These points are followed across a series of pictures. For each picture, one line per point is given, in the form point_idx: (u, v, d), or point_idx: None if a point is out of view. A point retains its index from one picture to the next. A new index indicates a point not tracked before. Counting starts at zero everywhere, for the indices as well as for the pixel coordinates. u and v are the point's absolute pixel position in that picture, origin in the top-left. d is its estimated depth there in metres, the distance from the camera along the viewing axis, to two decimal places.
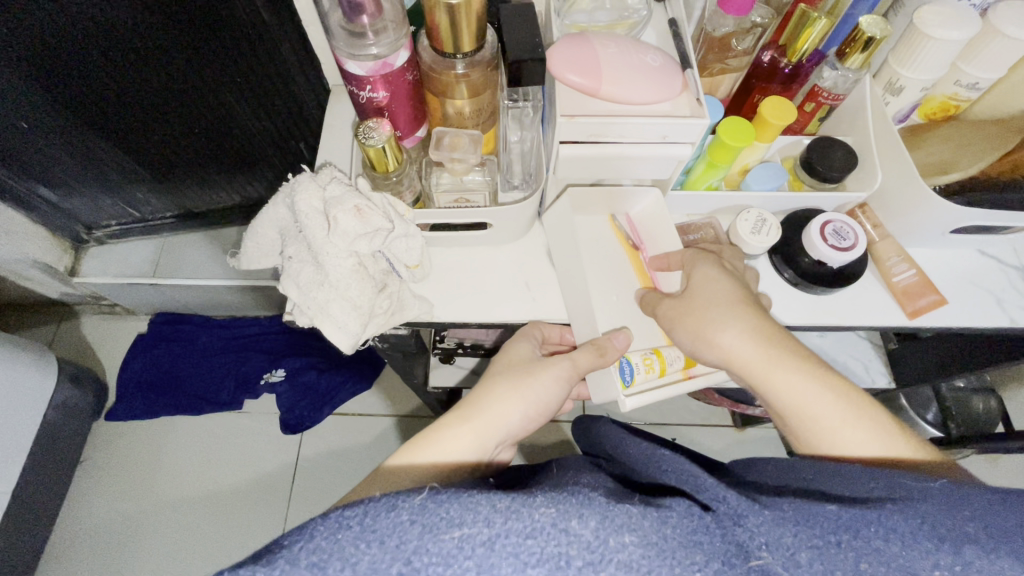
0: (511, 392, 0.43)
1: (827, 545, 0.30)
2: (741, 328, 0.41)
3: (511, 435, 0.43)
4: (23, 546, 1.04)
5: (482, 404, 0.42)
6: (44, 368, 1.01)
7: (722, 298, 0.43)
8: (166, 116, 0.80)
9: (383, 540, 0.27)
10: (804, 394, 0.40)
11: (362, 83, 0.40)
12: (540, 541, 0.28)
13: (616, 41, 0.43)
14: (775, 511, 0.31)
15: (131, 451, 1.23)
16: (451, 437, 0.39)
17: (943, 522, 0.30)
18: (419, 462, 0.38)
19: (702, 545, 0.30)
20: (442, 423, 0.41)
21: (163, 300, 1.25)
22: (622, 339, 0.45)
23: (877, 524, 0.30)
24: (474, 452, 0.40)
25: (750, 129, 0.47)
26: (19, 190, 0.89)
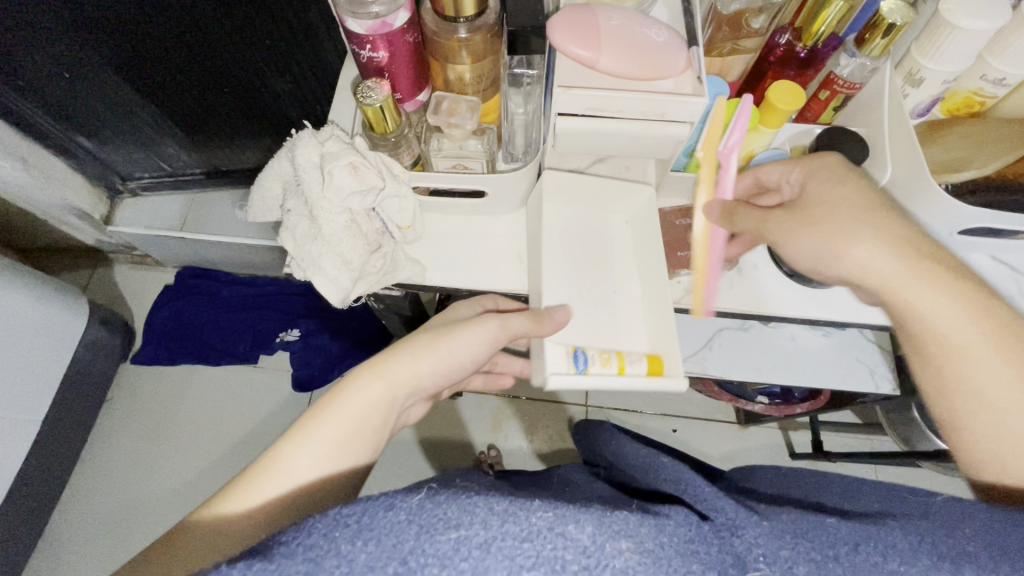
0: (426, 348, 0.45)
1: (824, 559, 0.29)
2: (871, 245, 0.40)
3: (423, 388, 0.46)
4: (51, 471, 1.12)
5: (395, 360, 0.44)
6: (76, 310, 1.07)
7: (858, 213, 0.41)
8: (196, 71, 0.82)
9: (379, 539, 0.27)
10: (942, 319, 0.39)
11: (363, 42, 0.41)
12: (536, 545, 0.27)
13: (622, 14, 0.43)
14: (772, 523, 0.31)
15: (154, 394, 1.30)
16: (363, 392, 0.42)
17: (941, 539, 0.29)
18: (334, 414, 0.41)
19: (698, 554, 0.29)
20: (354, 378, 0.43)
21: (190, 254, 1.30)
22: (563, 315, 0.47)
23: (876, 539, 0.30)
24: (391, 399, 0.43)
25: (754, 111, 0.46)
26: (59, 137, 0.95)
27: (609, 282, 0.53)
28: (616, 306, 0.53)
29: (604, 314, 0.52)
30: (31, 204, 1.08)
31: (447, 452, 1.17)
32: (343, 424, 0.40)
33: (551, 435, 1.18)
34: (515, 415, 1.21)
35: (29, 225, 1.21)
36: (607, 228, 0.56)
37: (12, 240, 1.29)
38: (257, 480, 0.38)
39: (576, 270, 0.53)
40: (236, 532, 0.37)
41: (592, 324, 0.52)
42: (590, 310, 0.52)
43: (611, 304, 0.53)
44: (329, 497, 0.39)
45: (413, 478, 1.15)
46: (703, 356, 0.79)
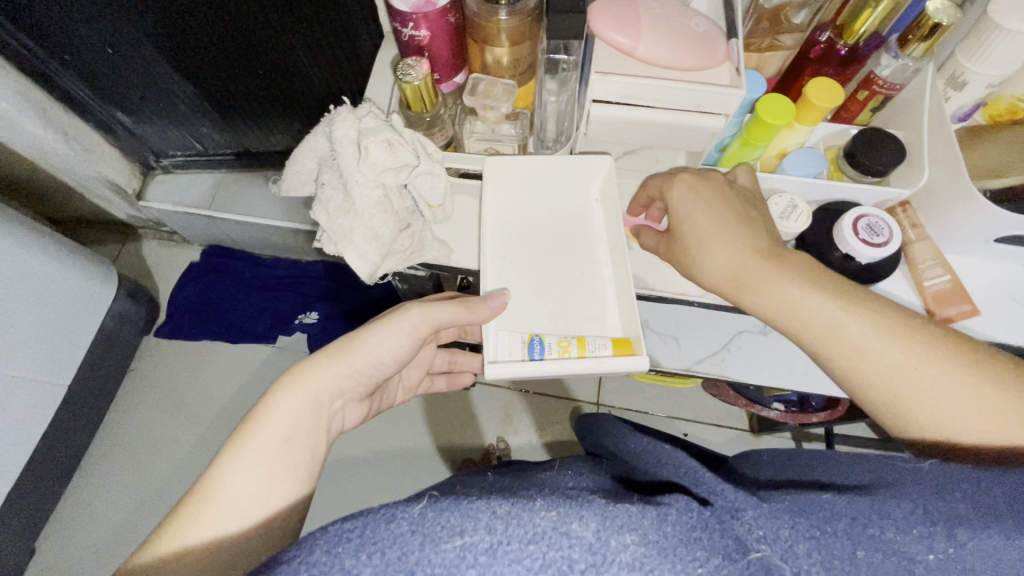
0: (342, 351, 0.47)
1: (823, 535, 0.29)
2: (721, 245, 0.44)
3: (350, 388, 0.47)
4: (73, 435, 1.16)
5: (303, 368, 0.45)
6: (106, 281, 1.11)
7: (700, 228, 0.45)
8: (234, 55, 0.84)
9: (384, 551, 0.27)
10: (799, 307, 0.41)
11: (405, 20, 0.42)
12: (541, 547, 0.27)
13: (662, 3, 0.43)
14: (772, 505, 0.30)
15: (173, 368, 1.33)
16: (283, 399, 0.43)
17: (935, 506, 0.29)
18: (260, 428, 0.41)
19: (702, 541, 0.29)
20: (273, 392, 0.43)
21: (216, 234, 1.33)
22: (499, 302, 0.47)
23: (876, 512, 0.29)
24: (316, 406, 0.44)
25: (791, 107, 0.46)
26: (99, 111, 0.98)
27: (575, 262, 0.51)
28: (586, 286, 0.51)
29: (574, 295, 0.51)
30: (70, 177, 1.12)
31: (456, 441, 1.18)
32: (271, 439, 0.41)
33: (560, 431, 1.19)
34: (525, 409, 1.21)
35: (66, 197, 1.25)
36: (575, 208, 0.53)
37: (50, 211, 1.34)
38: (194, 507, 0.38)
39: (539, 252, 0.52)
40: (194, 563, 0.36)
41: (556, 309, 0.50)
42: (555, 295, 0.51)
43: (583, 284, 0.51)
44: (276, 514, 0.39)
45: (421, 465, 1.16)
46: (721, 359, 0.79)
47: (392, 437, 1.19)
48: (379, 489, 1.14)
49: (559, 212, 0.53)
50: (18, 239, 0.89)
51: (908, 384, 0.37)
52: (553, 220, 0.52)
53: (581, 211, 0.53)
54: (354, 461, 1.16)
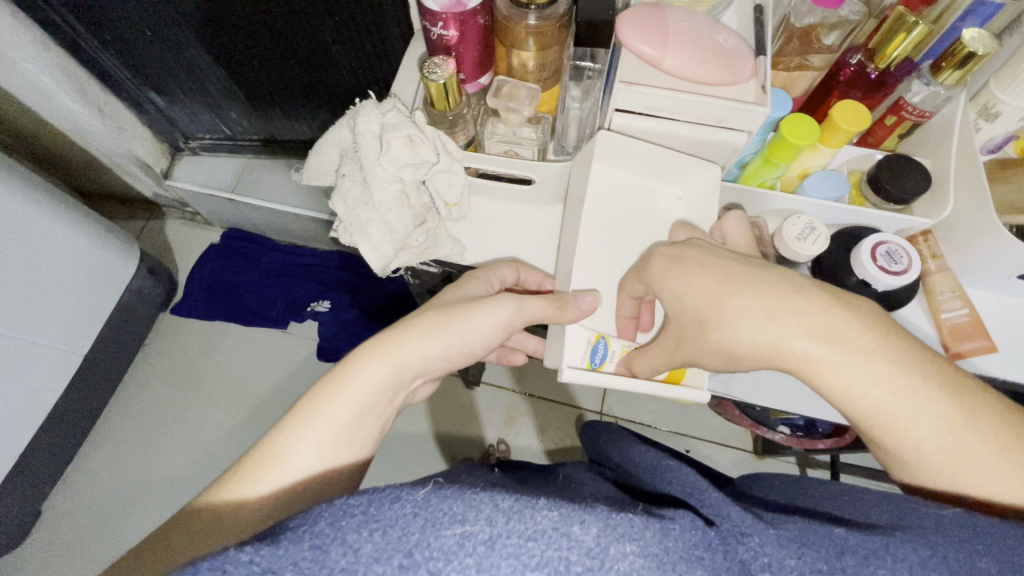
0: (440, 329, 0.44)
1: (831, 571, 0.27)
2: (743, 319, 0.38)
3: (431, 367, 0.45)
4: (86, 404, 1.18)
5: (398, 337, 0.43)
6: (127, 256, 1.13)
7: (681, 330, 0.42)
8: (266, 43, 0.85)
9: (385, 530, 0.25)
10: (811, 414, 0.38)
11: (435, 19, 0.42)
12: (540, 544, 0.26)
13: (691, 16, 0.43)
14: (780, 531, 0.29)
15: (187, 346, 1.36)
16: (365, 371, 0.41)
17: (955, 556, 0.28)
18: (342, 393, 0.40)
19: (703, 560, 0.28)
20: (359, 356, 0.42)
21: (238, 217, 1.35)
22: (591, 304, 0.47)
23: (887, 551, 0.28)
24: (397, 381, 0.43)
25: (816, 129, 0.46)
26: (133, 90, 1.01)
27: None
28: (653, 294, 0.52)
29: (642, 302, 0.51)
30: (101, 152, 1.15)
31: (457, 438, 1.19)
32: (350, 406, 0.39)
33: (562, 437, 1.18)
34: (529, 413, 1.21)
35: (96, 171, 1.28)
36: (658, 204, 0.53)
37: (80, 183, 1.37)
38: (256, 468, 0.36)
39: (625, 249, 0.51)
40: (239, 525, 0.35)
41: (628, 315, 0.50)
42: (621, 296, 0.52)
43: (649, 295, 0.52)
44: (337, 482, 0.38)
45: (421, 462, 1.17)
46: (730, 377, 0.77)
47: (394, 431, 1.19)
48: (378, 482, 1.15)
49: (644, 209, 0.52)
50: (47, 211, 0.91)
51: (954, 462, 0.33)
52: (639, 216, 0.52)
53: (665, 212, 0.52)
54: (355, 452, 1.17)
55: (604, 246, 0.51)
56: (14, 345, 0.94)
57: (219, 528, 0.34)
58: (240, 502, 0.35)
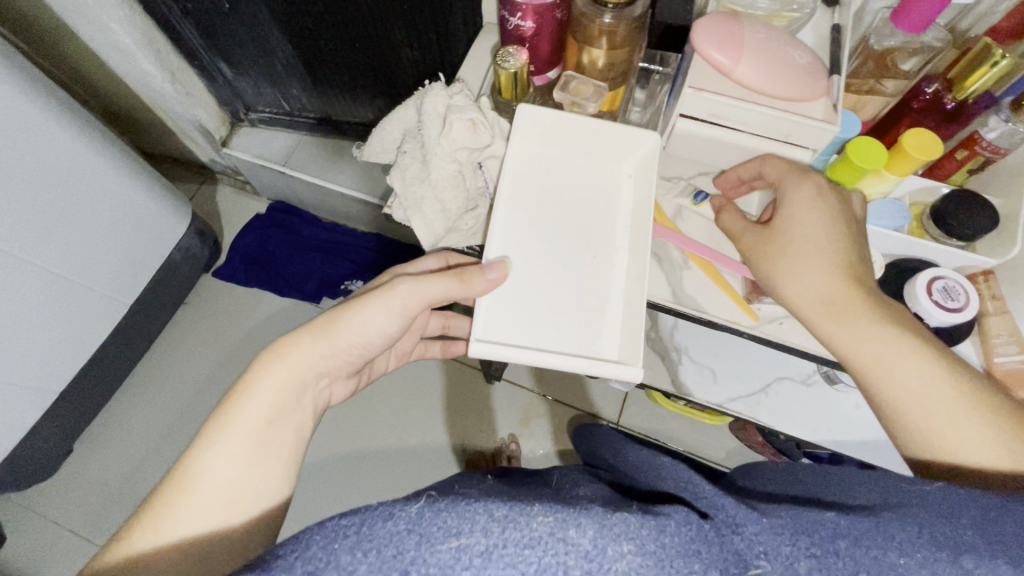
0: (327, 330, 0.47)
1: (825, 554, 0.28)
2: (808, 267, 0.42)
3: (331, 366, 0.48)
4: (125, 353, 1.24)
5: (288, 345, 0.46)
6: (179, 216, 1.18)
7: (806, 244, 0.43)
8: (335, 24, 0.88)
9: (379, 550, 0.27)
10: (879, 345, 0.39)
11: (516, 9, 0.44)
12: (536, 551, 0.27)
13: (767, 28, 0.43)
14: (773, 519, 0.30)
15: (223, 310, 1.41)
16: (263, 375, 0.44)
17: (942, 531, 0.27)
18: (245, 405, 0.42)
19: (700, 554, 0.29)
20: (260, 365, 0.45)
21: (286, 190, 1.40)
22: (498, 273, 0.44)
23: (879, 531, 0.28)
24: (300, 388, 0.45)
25: (883, 154, 0.45)
26: (205, 58, 1.06)
27: (587, 245, 0.49)
28: (599, 270, 0.49)
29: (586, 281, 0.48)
30: (168, 115, 1.20)
31: (471, 431, 1.20)
32: (255, 420, 0.41)
33: None
34: (546, 415, 1.21)
35: (162, 132, 1.35)
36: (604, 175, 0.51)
37: (144, 142, 1.44)
38: (173, 497, 0.38)
39: (559, 220, 0.49)
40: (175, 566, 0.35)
41: (561, 291, 0.48)
42: (563, 277, 0.48)
43: (591, 273, 0.49)
44: (263, 498, 0.40)
45: (433, 450, 1.18)
46: (755, 401, 0.78)
47: (410, 416, 1.21)
48: (388, 464, 1.17)
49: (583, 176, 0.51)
50: (113, 165, 0.97)
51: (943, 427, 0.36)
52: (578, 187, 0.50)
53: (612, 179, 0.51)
54: (371, 431, 1.20)
55: (534, 222, 0.49)
56: (70, 288, 0.99)
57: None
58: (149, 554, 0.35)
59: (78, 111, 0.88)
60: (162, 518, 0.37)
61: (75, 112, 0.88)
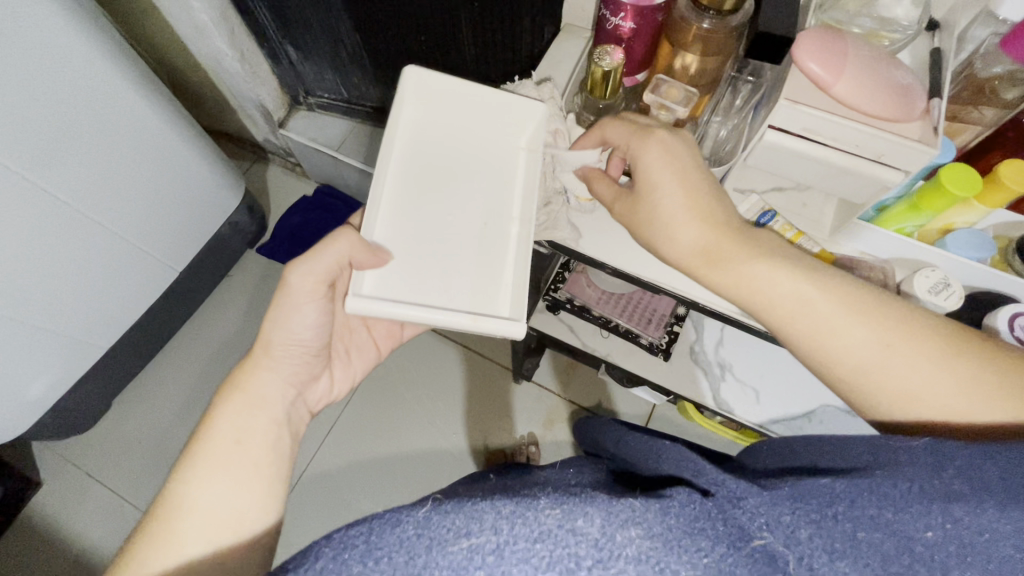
0: (262, 366, 0.54)
1: (824, 519, 0.31)
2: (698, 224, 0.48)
3: (281, 394, 0.54)
4: (168, 319, 1.28)
5: (248, 387, 0.52)
6: (233, 191, 1.22)
7: (744, 251, 0.46)
8: (406, 17, 0.90)
9: (390, 556, 0.29)
10: (850, 347, 0.42)
11: (619, 9, 0.48)
12: (546, 545, 0.29)
13: (871, 48, 0.43)
14: (772, 492, 0.32)
15: (262, 286, 1.44)
16: (224, 417, 0.49)
17: (930, 484, 0.30)
18: (211, 443, 0.47)
19: (706, 531, 0.31)
20: (219, 409, 0.50)
21: (334, 175, 1.43)
22: (379, 254, 0.51)
23: (869, 492, 0.31)
24: (262, 411, 0.51)
25: (973, 179, 0.46)
26: (275, 41, 1.09)
27: (483, 212, 0.56)
28: (492, 233, 0.55)
29: (451, 243, 0.54)
30: (232, 93, 1.24)
31: (494, 429, 1.20)
32: (226, 444, 0.47)
33: None
34: (570, 421, 1.21)
35: (223, 109, 1.39)
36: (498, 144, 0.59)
37: (204, 116, 1.48)
38: (161, 530, 0.42)
39: (422, 183, 0.56)
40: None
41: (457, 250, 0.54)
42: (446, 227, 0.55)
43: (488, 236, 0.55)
44: (254, 518, 0.45)
45: (454, 442, 1.19)
46: (798, 426, 0.76)
47: (434, 407, 1.22)
48: (410, 453, 1.18)
49: (483, 151, 0.58)
50: (180, 136, 1.00)
51: (916, 392, 0.40)
52: (449, 151, 0.58)
53: (512, 157, 0.58)
54: (394, 419, 1.21)
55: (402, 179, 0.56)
56: (127, 250, 1.03)
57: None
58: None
59: (149, 81, 0.92)
60: (162, 549, 0.41)
61: (151, 82, 0.92)
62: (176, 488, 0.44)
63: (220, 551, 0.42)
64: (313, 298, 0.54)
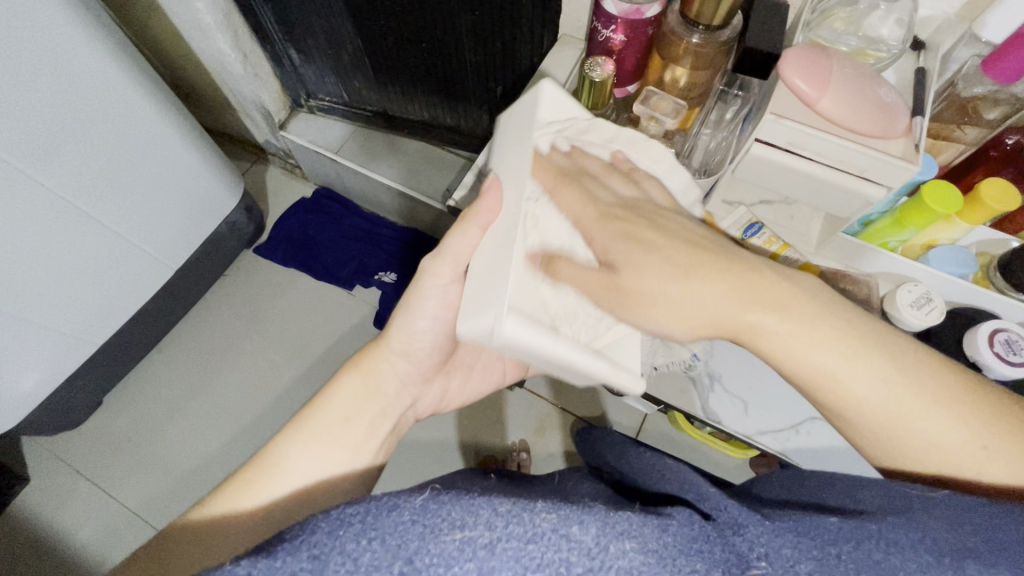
0: (384, 348, 0.61)
1: (826, 557, 0.31)
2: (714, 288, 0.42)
3: (396, 384, 0.61)
4: (163, 317, 1.28)
5: (373, 371, 0.59)
6: (232, 191, 1.22)
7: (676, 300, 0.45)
8: (407, 23, 0.92)
9: (384, 539, 0.30)
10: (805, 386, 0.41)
11: (610, 21, 0.50)
12: (539, 546, 0.30)
13: (856, 66, 0.44)
14: (776, 523, 0.34)
15: (257, 287, 1.44)
16: (340, 395, 0.56)
17: (945, 537, 0.31)
18: (321, 411, 0.55)
19: (702, 554, 0.32)
20: (339, 383, 0.57)
21: (332, 178, 1.44)
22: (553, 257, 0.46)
23: (879, 536, 0.32)
24: (376, 398, 0.58)
25: (955, 196, 0.48)
26: (277, 43, 1.10)
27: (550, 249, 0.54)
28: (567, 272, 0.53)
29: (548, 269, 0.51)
30: (233, 94, 1.25)
31: (485, 435, 1.20)
32: (334, 416, 0.54)
33: None
34: (562, 427, 1.21)
35: (224, 108, 1.40)
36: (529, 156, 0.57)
37: (205, 116, 1.49)
38: (257, 482, 0.49)
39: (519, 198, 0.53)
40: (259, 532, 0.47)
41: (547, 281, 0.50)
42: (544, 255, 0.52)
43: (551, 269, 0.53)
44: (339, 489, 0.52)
45: (445, 447, 1.19)
46: (787, 439, 0.76)
47: (425, 411, 1.22)
48: (400, 456, 1.18)
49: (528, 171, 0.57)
50: (180, 134, 1.01)
51: (929, 444, 0.38)
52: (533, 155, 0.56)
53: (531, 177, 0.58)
54: None
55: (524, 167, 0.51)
56: (123, 248, 1.03)
57: (234, 539, 0.47)
58: (245, 520, 0.47)
59: (151, 80, 0.93)
60: (256, 493, 0.49)
61: (152, 80, 0.93)
62: (283, 446, 0.51)
63: (302, 508, 0.49)
64: (444, 285, 0.56)
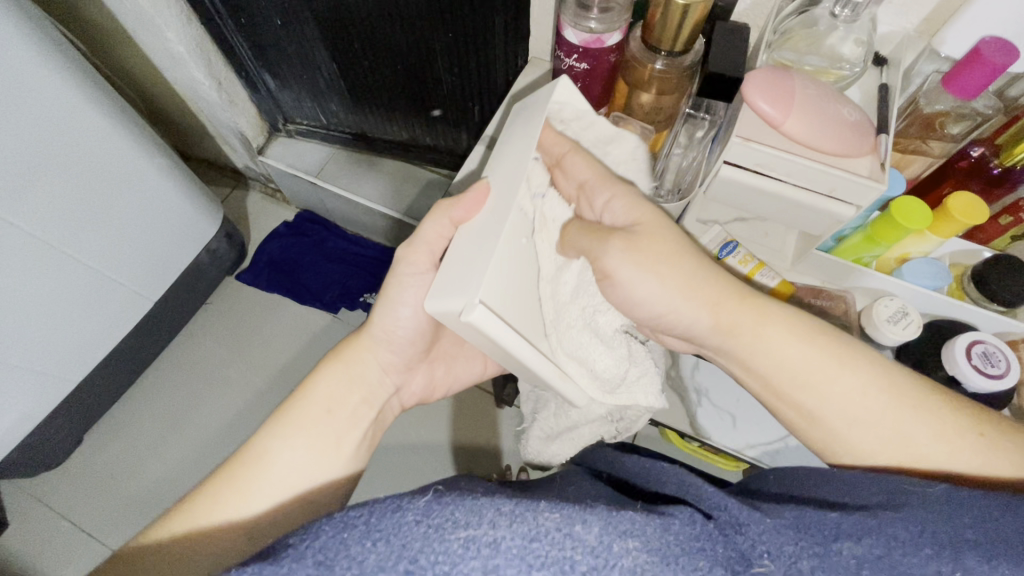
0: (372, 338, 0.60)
1: (827, 553, 0.32)
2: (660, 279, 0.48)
3: (385, 370, 0.61)
4: (144, 349, 1.25)
5: (361, 360, 0.59)
6: (211, 219, 1.21)
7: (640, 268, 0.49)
8: (382, 46, 0.92)
9: (388, 539, 0.30)
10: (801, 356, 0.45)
11: (572, 50, 0.52)
12: (545, 545, 0.30)
13: (819, 85, 0.44)
14: (776, 521, 0.34)
15: (241, 315, 1.42)
16: (324, 386, 0.56)
17: (943, 530, 0.32)
18: (304, 404, 0.54)
19: (705, 552, 0.32)
20: (322, 374, 0.57)
21: (314, 201, 1.42)
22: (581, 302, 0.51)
23: (877, 531, 0.32)
24: (358, 387, 0.58)
25: (923, 214, 0.49)
26: (252, 69, 1.09)
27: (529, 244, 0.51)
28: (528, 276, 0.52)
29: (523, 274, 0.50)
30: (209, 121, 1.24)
31: (477, 457, 1.18)
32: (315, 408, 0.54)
33: None
34: None
35: (200, 135, 1.38)
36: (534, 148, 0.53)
37: (182, 143, 1.47)
38: (199, 505, 0.48)
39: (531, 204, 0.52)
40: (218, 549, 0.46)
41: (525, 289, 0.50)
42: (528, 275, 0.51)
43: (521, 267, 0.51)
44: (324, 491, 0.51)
45: (435, 472, 1.16)
46: (774, 450, 0.76)
47: (415, 435, 1.19)
48: (390, 484, 1.15)
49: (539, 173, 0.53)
50: (156, 163, 0.99)
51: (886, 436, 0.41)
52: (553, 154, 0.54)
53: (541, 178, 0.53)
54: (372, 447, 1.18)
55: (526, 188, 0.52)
56: (100, 280, 1.01)
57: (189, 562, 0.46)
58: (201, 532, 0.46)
59: (126, 112, 0.91)
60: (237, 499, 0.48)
61: (127, 110, 0.92)
62: (265, 442, 0.51)
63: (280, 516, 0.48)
64: (422, 274, 0.58)
